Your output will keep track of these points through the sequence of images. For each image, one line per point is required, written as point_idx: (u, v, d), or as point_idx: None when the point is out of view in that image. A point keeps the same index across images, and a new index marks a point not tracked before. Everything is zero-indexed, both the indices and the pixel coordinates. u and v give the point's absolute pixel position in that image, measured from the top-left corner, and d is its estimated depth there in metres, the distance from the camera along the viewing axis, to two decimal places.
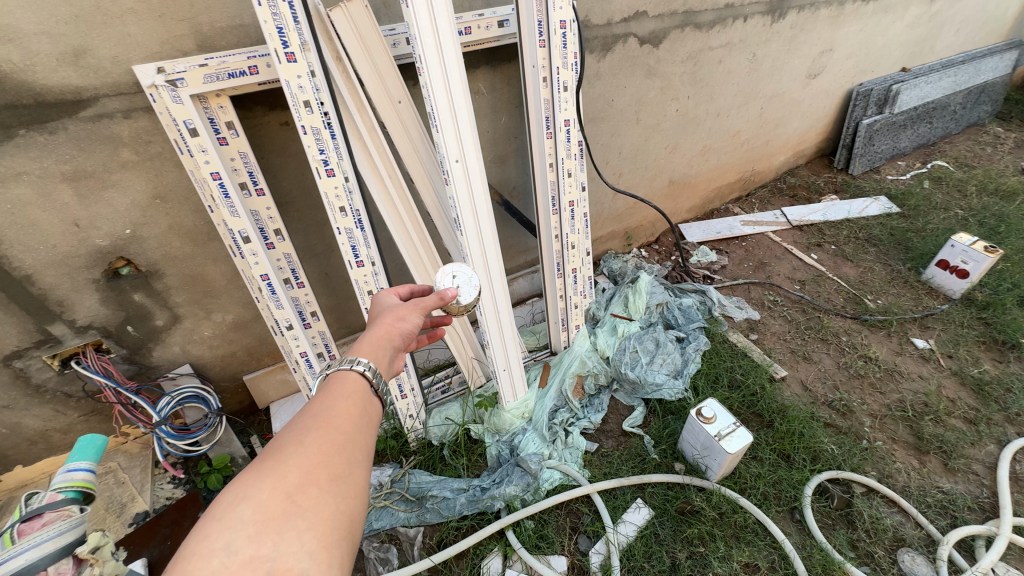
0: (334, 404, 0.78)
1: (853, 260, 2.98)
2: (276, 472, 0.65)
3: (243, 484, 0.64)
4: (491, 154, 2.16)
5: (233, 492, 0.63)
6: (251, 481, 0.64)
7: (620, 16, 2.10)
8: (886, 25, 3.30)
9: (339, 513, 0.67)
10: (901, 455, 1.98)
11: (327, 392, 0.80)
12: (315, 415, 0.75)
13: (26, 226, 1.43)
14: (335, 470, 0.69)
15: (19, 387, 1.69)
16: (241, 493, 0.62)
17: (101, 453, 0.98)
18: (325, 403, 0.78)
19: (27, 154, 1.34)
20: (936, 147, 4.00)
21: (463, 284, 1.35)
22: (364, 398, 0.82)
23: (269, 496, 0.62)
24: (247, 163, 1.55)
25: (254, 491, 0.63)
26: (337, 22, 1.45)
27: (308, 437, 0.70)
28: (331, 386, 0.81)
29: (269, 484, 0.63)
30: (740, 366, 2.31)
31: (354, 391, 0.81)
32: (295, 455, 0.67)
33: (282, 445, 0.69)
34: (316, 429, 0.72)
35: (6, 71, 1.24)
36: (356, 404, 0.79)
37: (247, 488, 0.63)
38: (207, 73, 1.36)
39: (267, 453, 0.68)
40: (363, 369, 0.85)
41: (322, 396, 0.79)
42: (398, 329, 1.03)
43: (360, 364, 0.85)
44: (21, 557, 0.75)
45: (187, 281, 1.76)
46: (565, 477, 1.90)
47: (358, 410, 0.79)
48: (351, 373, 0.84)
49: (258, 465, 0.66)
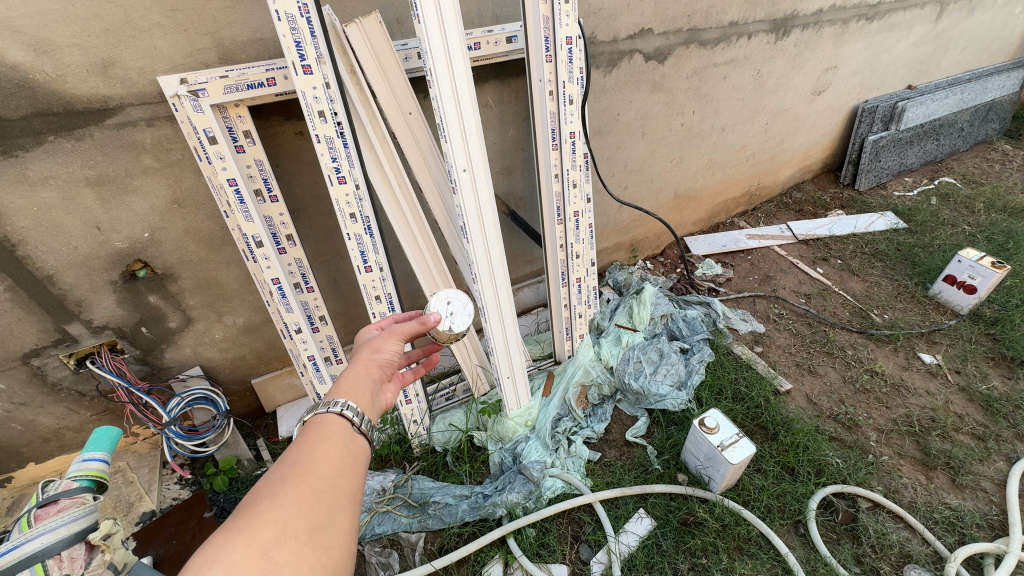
0: (313, 452, 0.81)
1: (859, 275, 2.98)
2: (251, 527, 0.67)
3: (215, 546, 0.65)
4: (498, 165, 2.21)
5: (206, 553, 0.63)
6: (225, 540, 0.65)
7: (626, 32, 2.16)
8: (891, 43, 3.34)
9: (319, 563, 0.69)
10: (908, 470, 1.96)
11: (304, 443, 0.83)
12: (293, 464, 0.77)
13: (50, 227, 1.49)
14: (315, 520, 0.71)
15: (36, 385, 1.74)
16: (214, 554, 0.63)
17: (116, 444, 1.00)
18: (303, 452, 0.81)
19: (54, 159, 1.41)
20: (944, 164, 4.00)
21: (457, 310, 1.34)
22: (345, 440, 0.85)
23: (246, 553, 0.64)
24: (263, 171, 1.61)
25: (228, 550, 0.64)
26: (352, 37, 1.51)
27: (285, 488, 0.73)
28: (310, 433, 0.85)
29: (244, 542, 0.65)
30: (744, 378, 2.31)
31: (334, 436, 0.85)
32: (272, 508, 0.69)
33: (259, 498, 0.71)
34: (295, 478, 0.75)
35: (39, 81, 1.31)
36: (335, 450, 0.83)
37: (220, 546, 0.64)
38: (227, 84, 1.43)
39: (243, 507, 0.70)
40: (343, 410, 0.89)
41: (300, 445, 0.82)
42: (374, 355, 1.08)
43: (337, 405, 0.89)
44: (37, 541, 0.80)
45: (200, 284, 1.81)
46: (567, 486, 1.89)
47: (337, 456, 0.82)
48: (332, 419, 0.87)
49: (233, 523, 0.68)
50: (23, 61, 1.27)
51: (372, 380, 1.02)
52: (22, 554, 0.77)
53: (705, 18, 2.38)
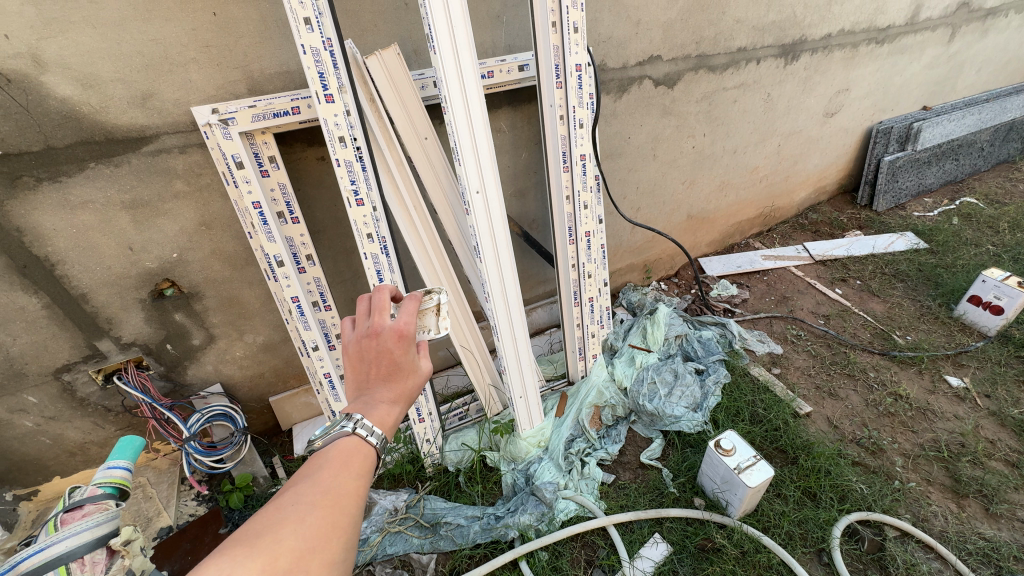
0: (342, 480, 0.75)
1: (879, 295, 2.92)
2: (269, 552, 0.62)
3: (232, 556, 0.61)
4: (512, 187, 2.26)
5: (222, 564, 0.59)
6: (242, 558, 0.61)
7: (636, 59, 2.22)
8: (903, 66, 3.36)
9: None
10: (938, 498, 1.89)
11: (333, 464, 0.77)
12: (322, 489, 0.72)
13: (86, 247, 1.58)
14: (329, 555, 0.67)
15: (65, 399, 1.80)
16: (230, 567, 0.59)
17: (138, 453, 1.03)
18: (333, 475, 0.75)
19: (94, 184, 1.50)
20: (965, 184, 3.94)
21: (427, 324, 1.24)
22: (369, 475, 0.80)
23: None
24: (286, 194, 1.68)
25: (243, 568, 0.60)
26: (372, 67, 1.60)
27: (311, 515, 0.68)
28: (342, 454, 0.79)
29: (260, 563, 0.61)
30: (762, 400, 2.27)
31: (362, 468, 0.79)
32: (294, 535, 0.65)
33: (283, 519, 0.66)
34: (322, 507, 0.69)
35: (84, 112, 1.41)
36: (360, 483, 0.78)
37: (236, 566, 0.59)
38: (255, 113, 1.52)
39: (264, 523, 0.65)
40: (369, 437, 0.82)
41: (330, 466, 0.77)
42: (410, 380, 0.94)
43: (376, 437, 0.82)
44: (61, 544, 0.82)
45: (224, 302, 1.88)
46: (580, 509, 1.86)
47: (362, 490, 0.77)
48: (366, 446, 0.82)
49: (253, 538, 0.63)
50: (71, 95, 1.38)
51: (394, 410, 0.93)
52: (47, 556, 0.80)
53: (713, 44, 2.44)
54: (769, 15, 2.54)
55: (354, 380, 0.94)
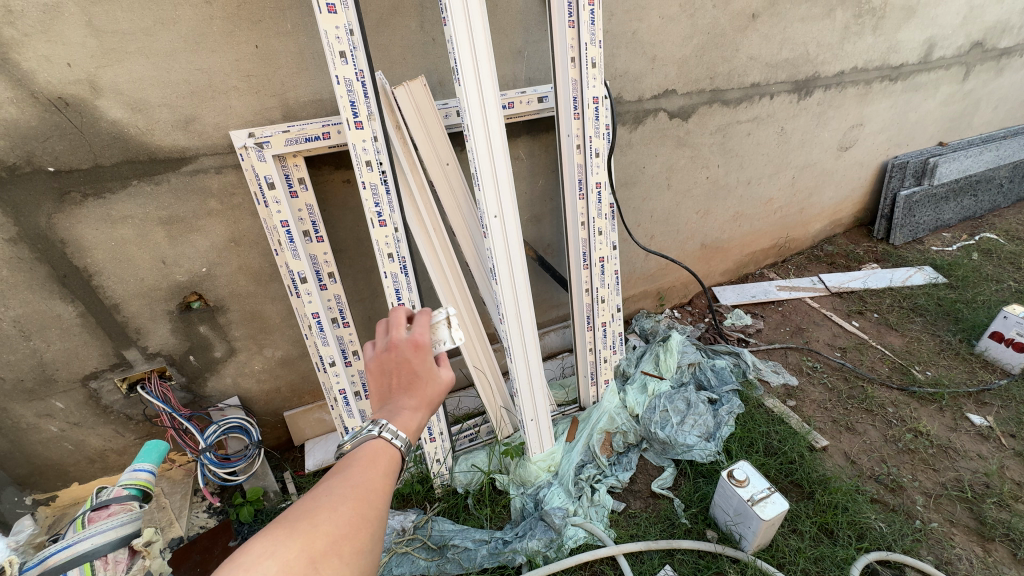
0: (369, 476, 0.78)
1: (897, 329, 2.88)
2: (306, 535, 0.65)
3: (273, 538, 0.64)
4: (528, 213, 2.32)
5: (264, 545, 0.63)
6: (282, 540, 0.64)
7: (651, 93, 2.30)
8: (917, 102, 3.40)
9: None
10: (961, 541, 1.82)
11: (361, 462, 0.80)
12: (350, 483, 0.75)
13: (123, 260, 1.66)
14: (359, 544, 0.69)
15: (90, 406, 1.86)
16: (271, 548, 0.62)
17: (162, 458, 1.08)
18: (362, 470, 0.79)
19: (135, 201, 1.60)
20: (984, 220, 3.91)
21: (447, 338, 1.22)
22: (394, 475, 0.83)
23: (297, 560, 0.63)
24: (312, 214, 1.76)
25: (283, 548, 0.63)
26: (399, 97, 1.69)
27: (343, 505, 0.71)
28: (369, 452, 0.82)
29: (299, 544, 0.64)
30: (777, 432, 2.23)
31: (388, 465, 0.82)
32: (327, 522, 0.68)
33: (317, 507, 0.70)
34: (352, 499, 0.73)
35: (132, 134, 1.51)
36: (386, 479, 0.80)
37: (277, 546, 0.63)
38: (288, 137, 1.61)
39: (301, 510, 0.69)
40: (396, 440, 0.84)
41: (358, 463, 0.80)
42: (429, 386, 0.97)
43: (400, 439, 0.85)
44: (88, 541, 0.85)
45: (246, 316, 1.94)
46: (589, 536, 1.84)
47: (387, 488, 0.80)
48: (391, 447, 0.84)
49: (291, 523, 0.67)
50: (121, 118, 1.48)
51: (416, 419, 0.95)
52: (74, 552, 0.83)
53: (727, 80, 2.51)
54: (783, 52, 2.61)
55: (378, 394, 0.97)
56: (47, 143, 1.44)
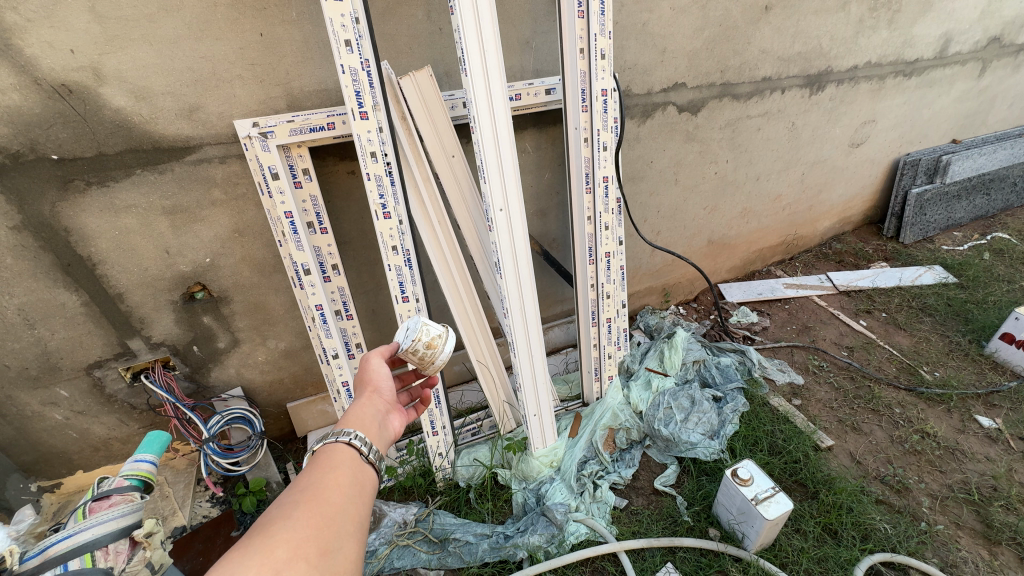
0: (323, 477, 0.80)
1: (906, 329, 2.85)
2: (263, 550, 0.65)
3: (228, 563, 0.64)
4: (533, 207, 2.30)
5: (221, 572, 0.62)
6: (238, 560, 0.64)
7: (660, 86, 2.27)
8: (931, 99, 3.34)
9: None
10: (967, 543, 1.80)
11: (314, 468, 0.82)
12: (304, 489, 0.76)
13: (126, 249, 1.65)
14: (324, 545, 0.70)
15: (94, 395, 1.86)
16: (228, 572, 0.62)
17: (164, 448, 1.06)
18: (315, 475, 0.80)
19: (138, 189, 1.59)
20: (996, 219, 3.85)
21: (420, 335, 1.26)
22: (354, 468, 0.84)
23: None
24: (316, 205, 1.75)
25: (241, 569, 0.63)
26: (405, 88, 1.67)
27: (296, 512, 0.72)
28: (322, 458, 0.83)
29: (257, 560, 0.64)
30: (781, 431, 2.21)
31: (344, 461, 0.84)
32: (283, 532, 0.68)
33: (270, 521, 0.70)
34: (305, 504, 0.73)
35: (136, 122, 1.50)
36: (345, 474, 0.81)
37: (234, 568, 0.63)
38: (293, 127, 1.59)
39: (255, 528, 0.69)
40: (352, 439, 0.87)
41: (312, 470, 0.81)
42: (374, 384, 1.07)
43: (349, 435, 0.87)
44: (89, 531, 0.85)
45: (250, 307, 1.94)
46: (591, 532, 1.83)
47: (348, 481, 0.81)
48: (343, 446, 0.86)
49: (246, 544, 0.67)
50: (125, 106, 1.47)
51: (378, 411, 1.00)
52: (75, 542, 0.83)
53: (738, 73, 2.47)
54: (795, 45, 2.57)
55: None
56: (51, 131, 1.43)
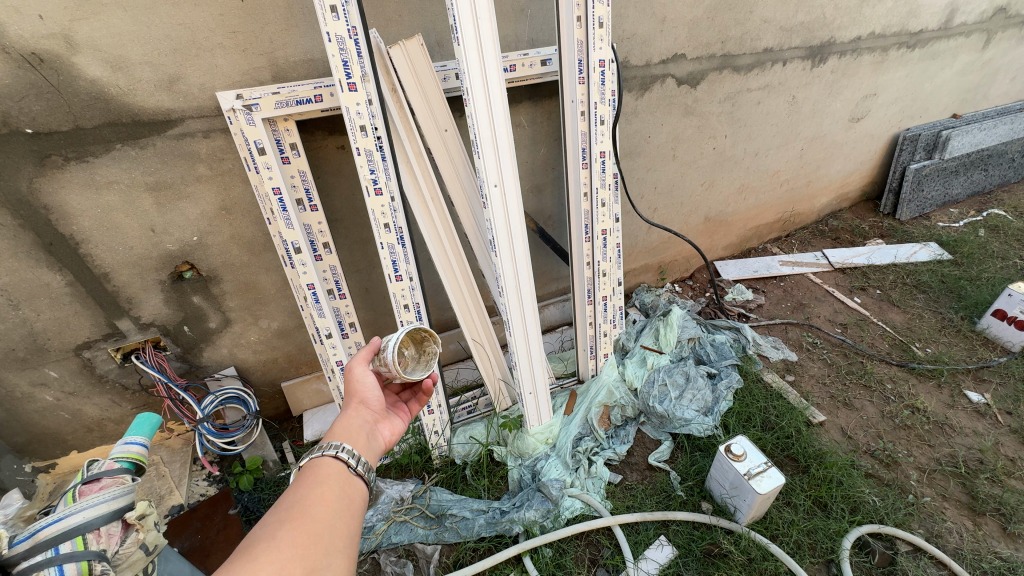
0: (309, 493, 0.79)
1: (899, 306, 2.86)
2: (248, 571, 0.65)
3: None
4: (529, 183, 2.26)
5: None
6: None
7: (659, 57, 2.20)
8: (934, 71, 3.28)
9: None
10: (953, 514, 1.84)
11: (300, 485, 0.81)
12: (289, 508, 0.76)
13: (110, 227, 1.61)
14: (311, 563, 0.69)
15: (85, 375, 1.84)
16: None
17: (155, 430, 1.05)
18: (301, 493, 0.79)
19: (119, 165, 1.53)
20: (993, 195, 3.83)
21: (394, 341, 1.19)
22: (340, 483, 0.83)
23: None
24: (305, 181, 1.70)
25: None
26: (395, 57, 1.60)
27: (281, 531, 0.71)
28: (308, 474, 0.83)
29: None
30: (774, 407, 2.24)
31: (331, 475, 0.83)
32: (269, 551, 0.68)
33: (254, 542, 0.69)
34: (290, 522, 0.73)
35: (113, 94, 1.44)
36: (331, 489, 0.81)
37: None
38: (278, 99, 1.53)
39: (239, 551, 0.68)
40: (338, 452, 0.87)
41: (297, 488, 0.81)
42: (361, 395, 1.08)
43: (335, 448, 0.88)
44: (79, 515, 0.83)
45: (240, 287, 1.90)
46: (586, 507, 1.86)
47: (335, 496, 0.81)
48: (331, 460, 0.86)
49: (229, 569, 0.66)
50: (100, 77, 1.40)
51: (365, 422, 1.01)
52: (65, 526, 0.81)
53: (739, 44, 2.40)
54: (798, 15, 2.49)
55: None
56: (23, 103, 1.37)
